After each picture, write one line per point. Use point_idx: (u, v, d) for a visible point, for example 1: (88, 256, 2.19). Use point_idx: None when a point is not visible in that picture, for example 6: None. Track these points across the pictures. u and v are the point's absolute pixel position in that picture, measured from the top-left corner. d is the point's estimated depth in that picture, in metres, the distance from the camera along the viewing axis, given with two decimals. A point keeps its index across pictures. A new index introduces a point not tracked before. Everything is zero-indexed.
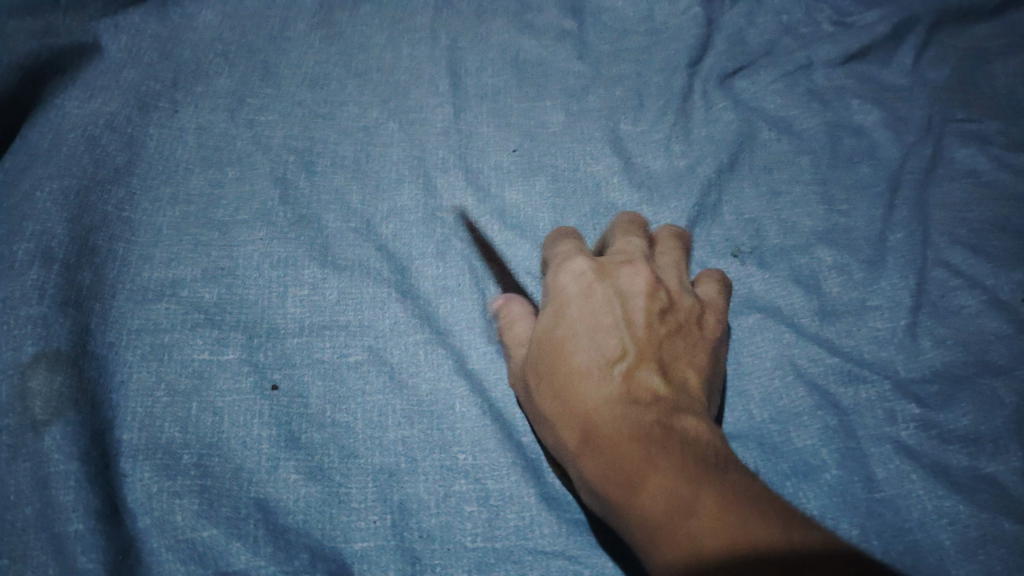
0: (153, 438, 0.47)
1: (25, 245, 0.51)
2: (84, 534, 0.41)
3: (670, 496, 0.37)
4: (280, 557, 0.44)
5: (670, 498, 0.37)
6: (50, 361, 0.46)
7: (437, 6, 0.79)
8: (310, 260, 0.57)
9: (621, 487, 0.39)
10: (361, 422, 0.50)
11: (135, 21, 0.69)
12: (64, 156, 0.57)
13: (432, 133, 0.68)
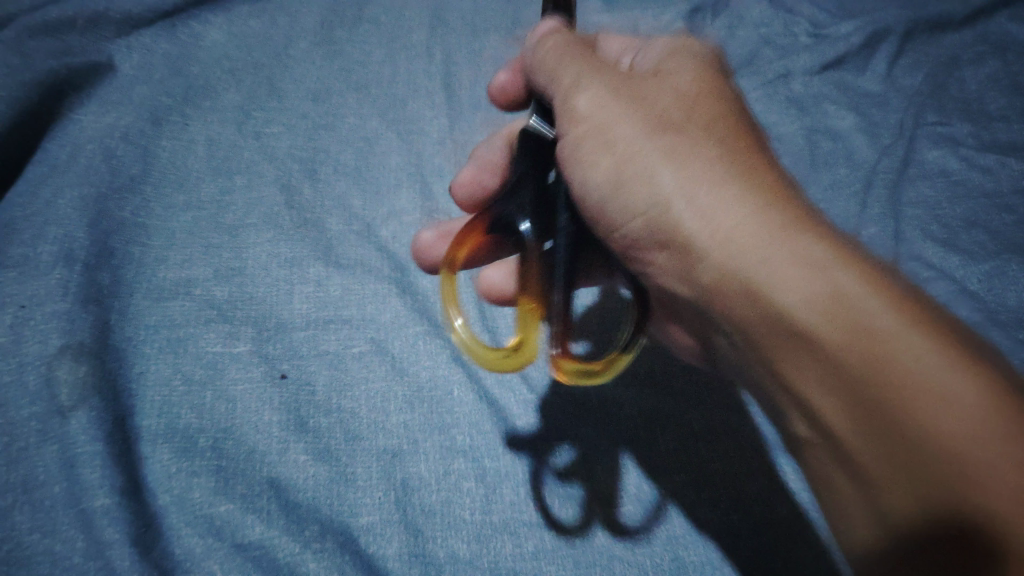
0: (171, 423, 0.50)
1: (49, 248, 0.54)
2: (110, 508, 0.44)
3: (917, 352, 0.35)
4: (293, 529, 0.47)
5: (912, 356, 0.35)
6: (74, 353, 0.50)
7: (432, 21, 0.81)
8: (314, 259, 0.60)
9: (850, 326, 0.36)
10: (365, 407, 0.53)
11: (147, 41, 0.71)
12: (82, 166, 0.61)
13: (429, 144, 0.71)
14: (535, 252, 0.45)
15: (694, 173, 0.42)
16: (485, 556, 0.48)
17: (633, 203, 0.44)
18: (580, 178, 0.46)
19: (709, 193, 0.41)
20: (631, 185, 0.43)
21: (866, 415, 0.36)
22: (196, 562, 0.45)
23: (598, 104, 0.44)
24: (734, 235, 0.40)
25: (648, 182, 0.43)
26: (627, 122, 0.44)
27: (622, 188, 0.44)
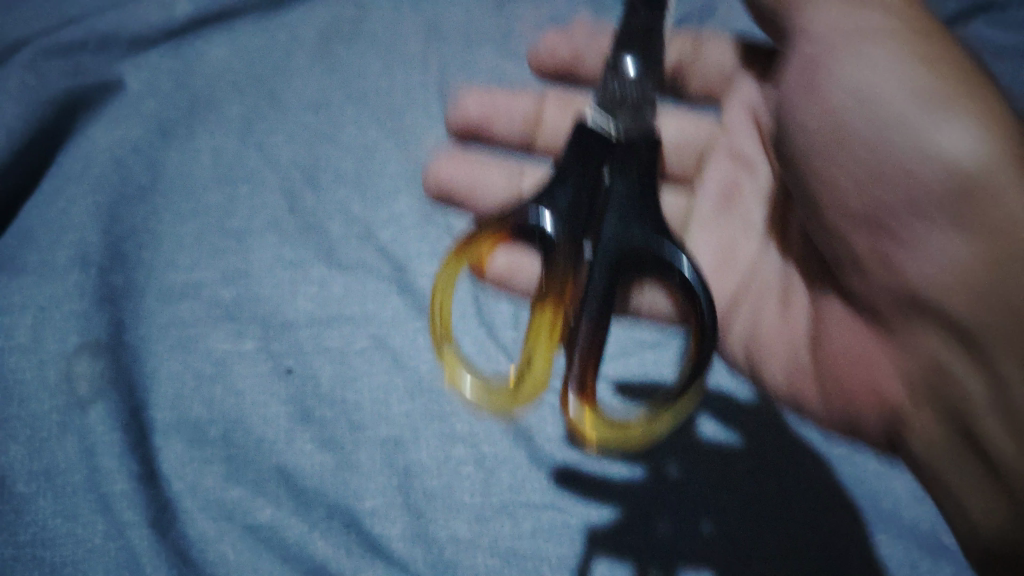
0: (183, 415, 0.54)
1: (65, 252, 0.59)
2: (127, 492, 0.50)
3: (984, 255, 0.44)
4: (301, 510, 0.51)
5: None
6: (91, 351, 0.54)
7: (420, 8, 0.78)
8: (317, 260, 0.62)
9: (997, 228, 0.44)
10: (367, 399, 0.55)
11: (154, 58, 0.71)
12: (94, 177, 0.64)
13: (426, 148, 0.70)
14: (553, 273, 0.47)
15: (939, 67, 0.46)
16: (485, 535, 0.51)
17: (876, 100, 0.47)
18: (817, 75, 0.49)
19: (940, 105, 0.45)
20: (868, 92, 0.47)
21: (977, 275, 0.44)
22: (209, 543, 0.49)
23: (825, 20, 0.48)
24: (975, 143, 0.44)
25: (862, 78, 0.47)
26: (877, 48, 0.47)
27: (846, 96, 0.48)
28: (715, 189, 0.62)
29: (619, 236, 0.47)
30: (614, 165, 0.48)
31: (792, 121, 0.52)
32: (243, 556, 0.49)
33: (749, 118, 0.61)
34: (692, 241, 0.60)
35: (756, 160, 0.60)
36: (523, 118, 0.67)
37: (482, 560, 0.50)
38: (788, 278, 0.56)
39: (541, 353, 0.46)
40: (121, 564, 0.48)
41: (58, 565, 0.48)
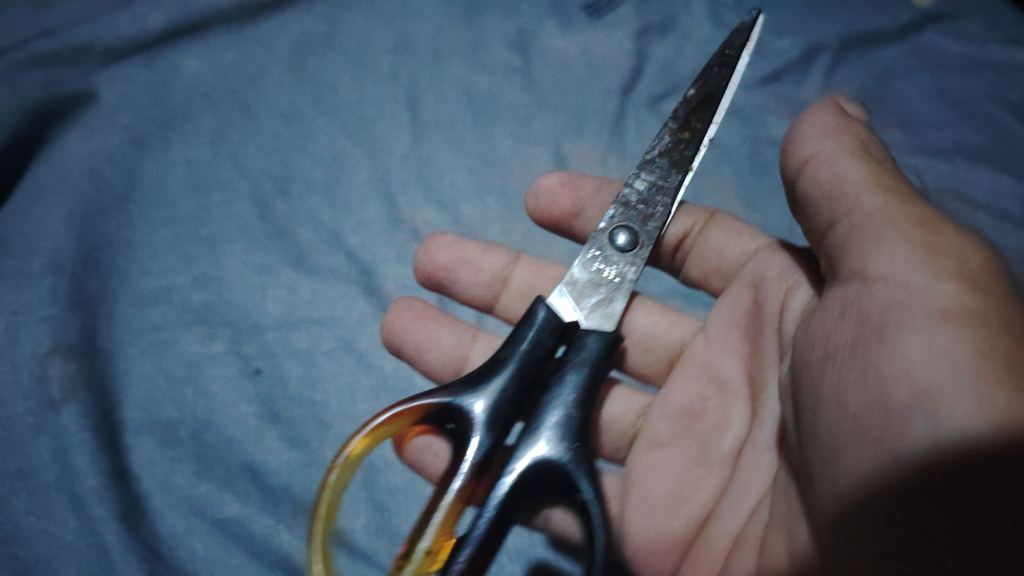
0: (154, 415, 0.56)
1: (40, 260, 0.61)
2: (98, 489, 0.52)
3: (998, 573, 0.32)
4: (268, 505, 0.54)
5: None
6: (64, 354, 0.57)
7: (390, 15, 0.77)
8: (286, 265, 0.64)
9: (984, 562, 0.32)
10: (333, 398, 0.58)
11: (130, 70, 0.72)
12: (69, 186, 0.65)
13: (394, 160, 0.71)
14: (473, 459, 0.42)
15: (974, 311, 0.35)
16: None
17: (873, 312, 0.38)
18: (841, 251, 0.41)
19: (953, 326, 0.35)
20: (885, 286, 0.38)
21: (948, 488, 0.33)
22: (180, 540, 0.52)
23: (844, 170, 0.42)
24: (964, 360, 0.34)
25: (882, 271, 0.38)
26: (896, 236, 0.39)
27: (866, 281, 0.39)
28: (670, 401, 0.53)
29: (540, 455, 0.44)
30: (544, 429, 0.44)
31: (817, 330, 0.41)
32: (211, 550, 0.52)
33: (739, 335, 0.52)
34: (646, 455, 0.52)
35: (735, 384, 0.51)
36: (487, 283, 0.61)
37: None
38: (767, 458, 0.45)
39: (438, 539, 0.41)
40: (91, 559, 0.50)
41: (30, 561, 0.50)
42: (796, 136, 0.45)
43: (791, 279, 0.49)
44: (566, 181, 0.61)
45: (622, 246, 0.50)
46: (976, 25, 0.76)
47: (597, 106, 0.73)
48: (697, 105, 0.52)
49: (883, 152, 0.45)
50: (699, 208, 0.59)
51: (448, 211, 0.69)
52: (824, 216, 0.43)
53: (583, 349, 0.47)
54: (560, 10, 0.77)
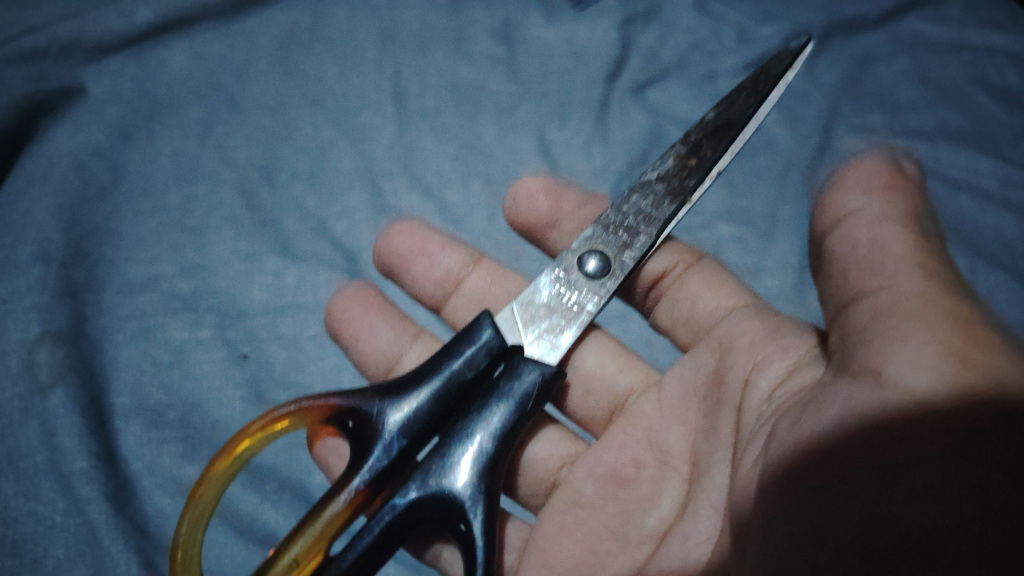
0: (143, 400, 0.58)
1: (28, 249, 0.62)
2: (87, 471, 0.54)
3: None
4: (254, 484, 0.55)
5: None
6: (53, 340, 0.58)
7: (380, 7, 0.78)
8: (272, 252, 0.65)
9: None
10: (320, 381, 0.60)
11: (117, 65, 0.72)
12: (57, 179, 0.66)
13: (379, 148, 0.71)
14: (371, 471, 0.44)
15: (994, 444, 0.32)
16: None
17: (871, 413, 0.35)
18: (857, 334, 0.39)
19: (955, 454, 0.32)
20: (896, 388, 0.35)
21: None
22: (166, 519, 0.54)
23: (884, 238, 0.41)
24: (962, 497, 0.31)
25: (898, 370, 0.35)
26: (928, 331, 0.36)
27: (871, 376, 0.36)
28: (600, 463, 0.51)
29: (438, 488, 0.44)
30: (448, 466, 0.44)
31: (809, 414, 0.38)
32: None
33: (695, 406, 0.50)
34: (559, 515, 0.50)
35: (676, 459, 0.49)
36: (439, 280, 0.63)
37: None
38: (695, 547, 0.43)
39: (308, 554, 0.41)
40: (80, 538, 0.52)
41: (20, 542, 0.51)
42: (840, 186, 0.46)
43: (766, 350, 0.47)
44: (548, 190, 0.64)
45: (589, 272, 0.50)
46: (957, 10, 0.77)
47: (583, 93, 0.73)
48: (714, 134, 0.53)
49: (931, 231, 0.44)
50: (688, 250, 0.59)
51: (433, 198, 0.70)
52: (850, 289, 0.41)
53: (508, 392, 0.46)
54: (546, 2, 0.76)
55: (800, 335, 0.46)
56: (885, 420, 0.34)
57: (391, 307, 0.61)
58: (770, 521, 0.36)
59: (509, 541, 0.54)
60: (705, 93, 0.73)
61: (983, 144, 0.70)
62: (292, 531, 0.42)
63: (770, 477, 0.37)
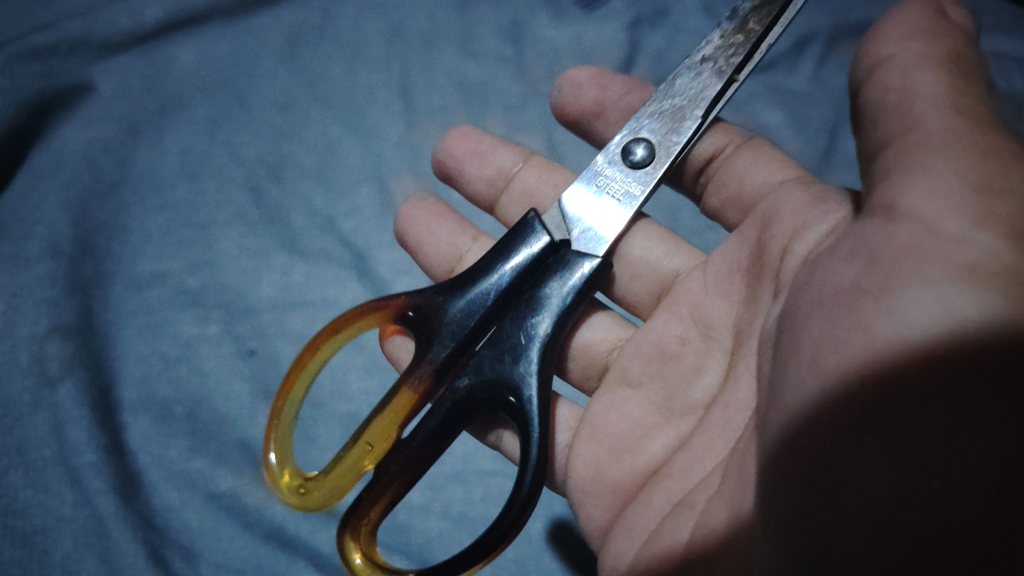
0: (151, 394, 0.58)
1: (38, 244, 0.63)
2: (95, 464, 0.55)
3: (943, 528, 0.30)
4: (261, 478, 0.56)
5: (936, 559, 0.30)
6: (62, 334, 0.59)
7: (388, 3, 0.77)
8: (280, 249, 0.65)
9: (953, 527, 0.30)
10: (326, 376, 0.60)
11: (126, 62, 0.73)
12: (66, 174, 0.67)
13: (386, 146, 0.71)
14: (432, 362, 0.45)
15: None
16: (436, 501, 0.56)
17: (889, 259, 0.34)
18: (879, 178, 0.37)
19: (977, 290, 0.32)
20: (911, 224, 0.34)
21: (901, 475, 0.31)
22: (174, 512, 0.55)
23: (918, 82, 0.37)
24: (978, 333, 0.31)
25: (912, 207, 0.34)
26: (949, 164, 0.34)
27: (889, 218, 0.35)
28: (646, 339, 0.50)
29: (496, 368, 0.45)
30: (510, 349, 0.45)
31: (820, 271, 0.38)
32: (206, 522, 0.54)
33: (737, 280, 0.47)
34: (610, 394, 0.49)
35: (723, 332, 0.47)
36: (491, 178, 0.61)
37: (434, 523, 0.55)
38: (738, 413, 0.41)
39: (381, 434, 0.45)
40: (89, 531, 0.53)
41: (28, 533, 0.52)
42: (873, 34, 0.40)
43: (809, 213, 0.43)
44: (595, 77, 0.60)
45: (636, 160, 0.49)
46: (966, 9, 0.72)
47: None
48: (762, 5, 0.49)
49: (982, 73, 0.39)
50: (736, 131, 0.55)
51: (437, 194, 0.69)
52: (876, 137, 0.38)
53: (571, 270, 0.46)
54: (552, 2, 0.75)
55: (840, 198, 0.42)
56: (905, 311, 0.32)
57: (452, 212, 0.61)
58: (789, 420, 0.35)
59: (560, 421, 0.52)
60: None
61: None
62: (370, 414, 0.45)
63: (794, 373, 0.36)
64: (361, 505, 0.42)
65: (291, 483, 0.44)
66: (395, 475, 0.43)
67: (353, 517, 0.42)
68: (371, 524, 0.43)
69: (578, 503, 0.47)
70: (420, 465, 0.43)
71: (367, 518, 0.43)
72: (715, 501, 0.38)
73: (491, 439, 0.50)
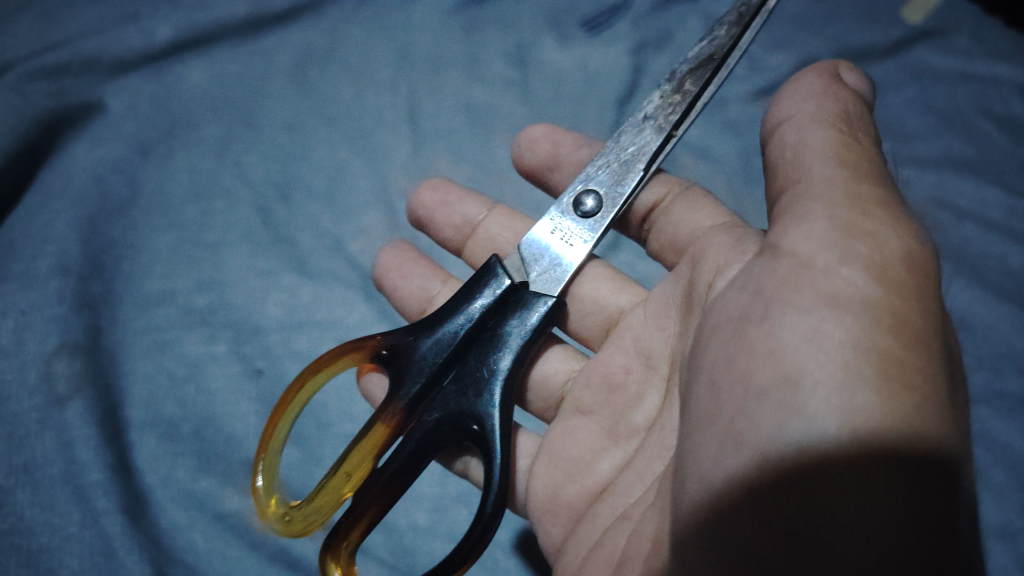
0: (158, 414, 0.59)
1: (47, 262, 0.63)
2: (103, 482, 0.55)
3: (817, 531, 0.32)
4: None
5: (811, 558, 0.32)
6: (70, 352, 0.59)
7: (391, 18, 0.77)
8: (287, 269, 0.66)
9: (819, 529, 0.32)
10: (333, 398, 0.60)
11: (136, 81, 0.73)
12: (76, 192, 0.67)
13: (393, 167, 0.71)
14: (404, 398, 0.45)
15: (879, 302, 0.35)
16: (441, 523, 0.56)
17: (771, 287, 0.38)
18: (776, 221, 0.42)
19: (838, 312, 0.35)
20: (791, 259, 0.38)
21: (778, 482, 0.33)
22: (180, 532, 0.54)
23: (810, 137, 0.43)
24: (839, 350, 0.34)
25: (794, 245, 0.39)
26: (824, 211, 0.39)
27: (775, 256, 0.39)
28: (595, 370, 0.50)
29: (460, 402, 0.45)
30: (473, 382, 0.46)
31: (720, 302, 0.41)
32: (212, 542, 0.54)
33: (672, 314, 0.48)
34: (565, 420, 0.50)
35: (661, 362, 0.47)
36: (457, 226, 0.62)
37: (438, 545, 0.55)
38: (665, 434, 0.43)
39: (359, 463, 0.45)
40: (95, 549, 0.53)
41: (34, 551, 0.52)
42: (780, 98, 0.47)
43: (730, 253, 0.44)
44: (548, 133, 0.61)
45: (587, 211, 0.50)
46: (964, 40, 0.73)
47: (596, 114, 0.72)
48: (696, 68, 0.51)
49: (870, 132, 0.45)
50: (676, 181, 0.57)
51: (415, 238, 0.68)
52: (779, 183, 0.44)
53: (530, 310, 0.47)
54: (557, 25, 0.76)
55: (757, 239, 0.44)
56: (779, 330, 0.36)
57: (422, 255, 0.62)
58: (691, 437, 0.38)
59: (521, 449, 0.51)
60: (715, 119, 0.71)
61: (988, 172, 0.66)
62: (347, 444, 0.45)
63: (695, 394, 0.40)
64: (339, 530, 0.42)
65: (276, 511, 0.43)
66: (373, 500, 0.43)
67: (333, 540, 0.42)
68: (352, 545, 0.43)
69: (538, 522, 0.47)
70: (398, 490, 0.43)
71: (347, 540, 0.43)
72: (649, 513, 0.40)
73: (458, 467, 0.51)
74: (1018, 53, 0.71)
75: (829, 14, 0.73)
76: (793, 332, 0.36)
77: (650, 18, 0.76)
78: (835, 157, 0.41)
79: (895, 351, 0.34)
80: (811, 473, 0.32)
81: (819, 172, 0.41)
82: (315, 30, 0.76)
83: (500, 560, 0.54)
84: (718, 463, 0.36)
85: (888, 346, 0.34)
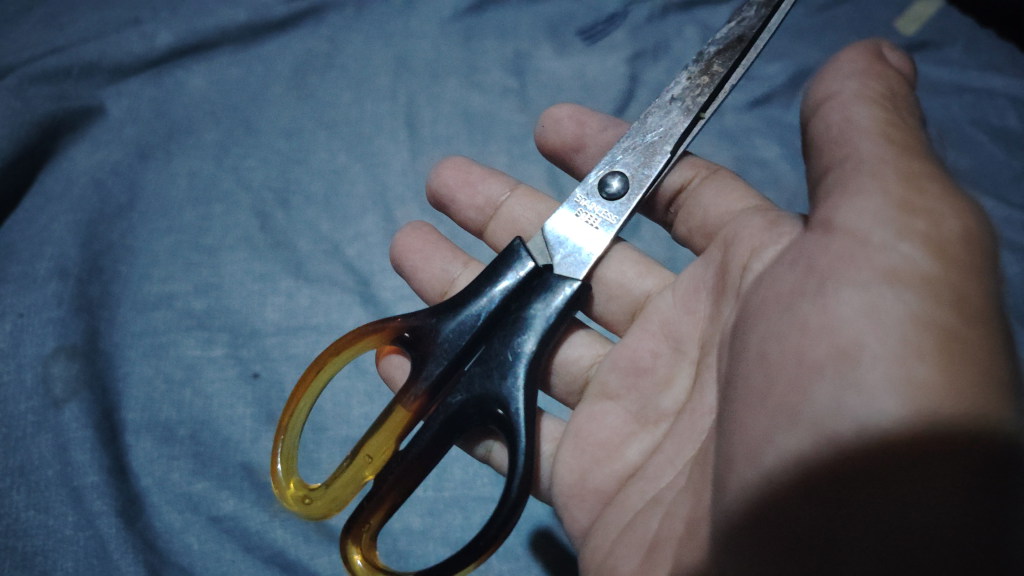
0: (154, 416, 0.59)
1: (46, 264, 0.63)
2: (98, 485, 0.55)
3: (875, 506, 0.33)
4: (261, 501, 0.56)
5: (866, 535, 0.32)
6: (68, 354, 0.60)
7: (390, 25, 0.77)
8: (285, 273, 0.66)
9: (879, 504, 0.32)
10: (330, 400, 0.60)
11: (137, 86, 0.74)
12: (76, 196, 0.68)
13: (391, 173, 0.72)
14: (426, 379, 0.46)
15: (937, 279, 0.35)
16: (436, 527, 0.56)
17: (823, 263, 0.38)
18: (821, 199, 0.41)
19: (896, 288, 0.35)
20: (845, 235, 0.38)
21: (834, 455, 0.33)
22: (175, 534, 0.54)
23: (855, 115, 0.42)
24: (899, 326, 0.34)
25: (846, 221, 0.38)
26: (875, 187, 0.38)
27: (828, 231, 0.39)
28: (622, 354, 0.50)
29: (485, 384, 0.46)
30: (498, 365, 0.46)
31: (767, 280, 0.42)
32: (207, 545, 0.54)
33: (703, 298, 0.49)
34: (591, 406, 0.50)
35: (689, 345, 0.48)
36: (480, 207, 0.62)
37: (433, 548, 0.55)
38: (701, 417, 0.43)
39: (380, 446, 0.46)
40: (89, 552, 0.53)
41: (28, 554, 0.52)
42: (822, 76, 0.46)
43: (764, 236, 0.45)
44: (575, 114, 0.61)
45: (612, 193, 0.50)
46: (958, 51, 0.73)
47: None
48: (725, 49, 0.51)
49: (914, 116, 0.44)
50: (703, 164, 0.57)
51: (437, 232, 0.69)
52: (821, 165, 0.43)
53: (555, 293, 0.48)
54: (555, 35, 0.77)
55: (794, 221, 0.45)
56: (833, 304, 0.36)
57: (445, 239, 0.61)
58: (740, 412, 0.38)
59: (545, 432, 0.52)
60: (711, 128, 0.72)
61: (982, 180, 0.66)
62: (367, 429, 0.46)
63: (745, 368, 0.39)
64: (363, 512, 0.43)
65: (296, 494, 0.45)
66: (396, 483, 0.44)
67: (355, 524, 0.43)
68: (373, 528, 0.44)
69: (564, 507, 0.48)
70: (422, 472, 0.44)
71: (369, 523, 0.44)
72: (681, 496, 0.41)
73: (480, 451, 0.51)
74: (1012, 65, 0.72)
75: (825, 26, 0.74)
76: (851, 307, 0.35)
77: (647, 26, 0.76)
78: (883, 136, 0.41)
79: (956, 328, 0.34)
80: (870, 449, 0.32)
81: (868, 149, 0.40)
82: (315, 38, 0.77)
83: (494, 566, 0.54)
84: (767, 436, 0.36)
85: (949, 324, 0.34)
